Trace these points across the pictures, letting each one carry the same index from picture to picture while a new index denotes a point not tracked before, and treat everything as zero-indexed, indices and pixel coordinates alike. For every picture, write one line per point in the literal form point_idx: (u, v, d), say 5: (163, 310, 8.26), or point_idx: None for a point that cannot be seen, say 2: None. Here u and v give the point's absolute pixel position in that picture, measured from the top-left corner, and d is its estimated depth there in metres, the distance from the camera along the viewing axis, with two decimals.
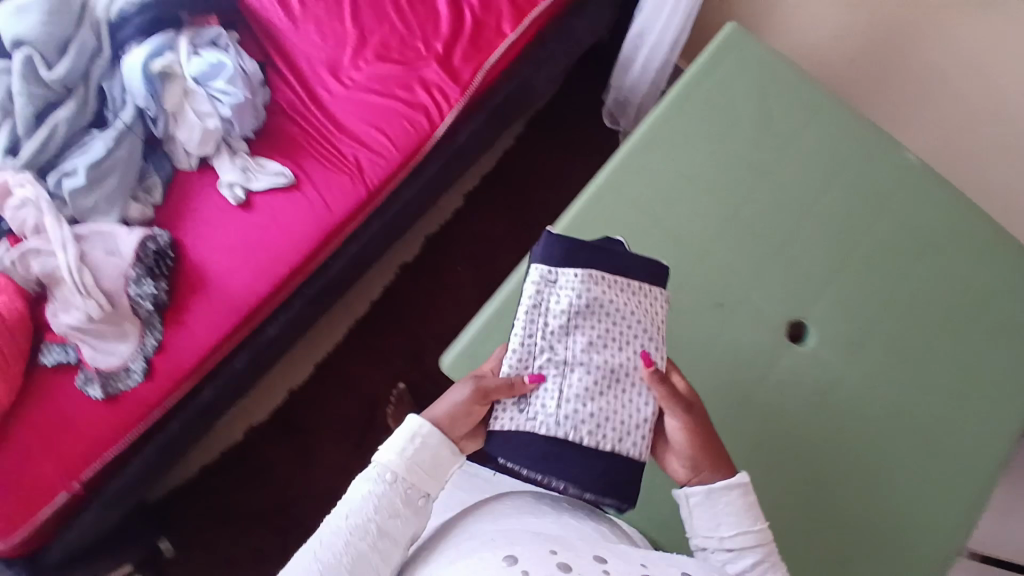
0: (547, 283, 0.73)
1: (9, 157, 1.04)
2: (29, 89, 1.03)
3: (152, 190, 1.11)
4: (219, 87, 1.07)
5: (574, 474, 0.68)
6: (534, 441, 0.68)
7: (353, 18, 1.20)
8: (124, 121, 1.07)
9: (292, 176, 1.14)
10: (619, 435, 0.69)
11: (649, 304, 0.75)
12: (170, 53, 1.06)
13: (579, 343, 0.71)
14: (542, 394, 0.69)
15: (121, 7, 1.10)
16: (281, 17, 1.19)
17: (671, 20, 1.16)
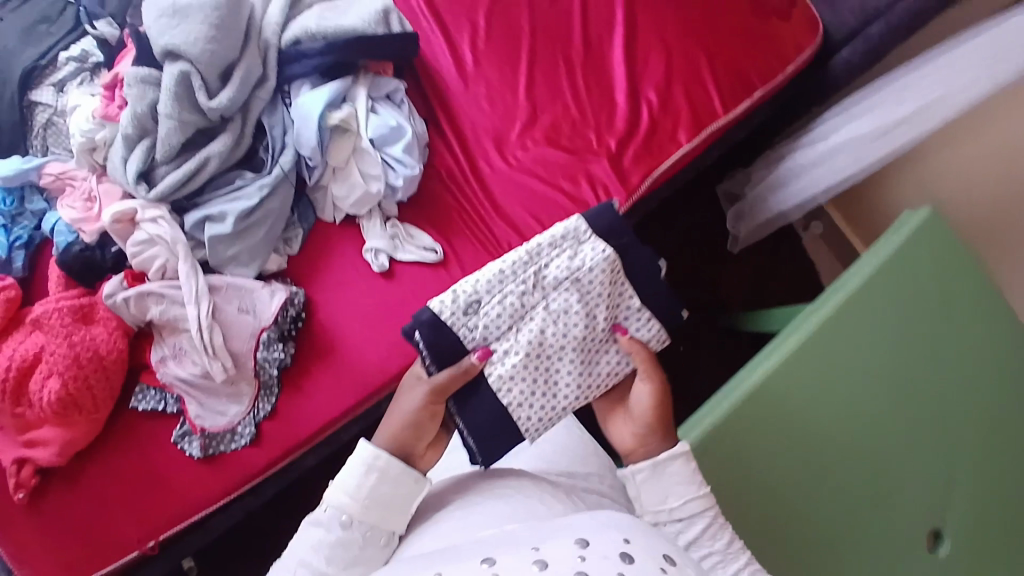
0: (573, 240, 0.80)
1: (143, 185, 0.90)
2: (182, 116, 0.87)
3: (291, 241, 1.02)
4: (393, 153, 0.97)
5: (467, 400, 0.79)
6: (454, 342, 0.78)
7: (526, 89, 1.14)
8: (282, 169, 0.94)
9: (442, 253, 1.05)
10: (519, 401, 0.81)
11: (639, 326, 0.84)
12: (349, 106, 0.95)
13: (553, 305, 0.80)
14: (488, 315, 0.79)
15: (297, 35, 0.95)
16: (454, 75, 1.13)
17: (837, 168, 1.17)
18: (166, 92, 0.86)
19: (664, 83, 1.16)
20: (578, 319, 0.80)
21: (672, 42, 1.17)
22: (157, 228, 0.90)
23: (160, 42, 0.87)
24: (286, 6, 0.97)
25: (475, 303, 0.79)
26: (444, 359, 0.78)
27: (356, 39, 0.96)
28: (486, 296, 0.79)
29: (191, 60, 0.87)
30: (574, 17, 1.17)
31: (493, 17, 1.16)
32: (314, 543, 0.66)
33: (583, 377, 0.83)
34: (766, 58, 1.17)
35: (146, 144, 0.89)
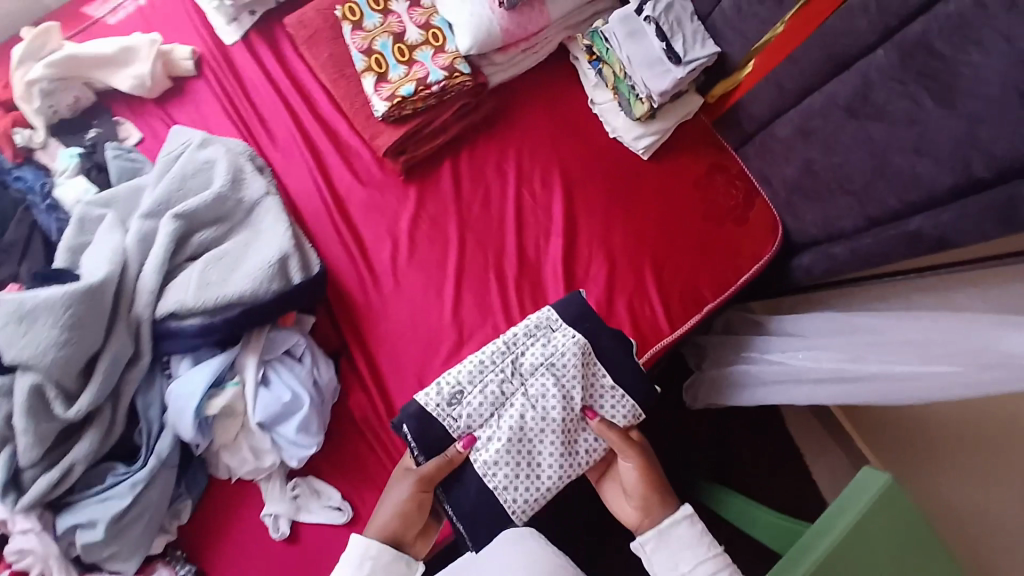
0: (543, 329, 0.87)
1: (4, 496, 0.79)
2: (36, 429, 0.76)
3: (180, 512, 0.91)
4: (287, 432, 0.85)
5: (459, 490, 0.84)
6: (441, 434, 0.83)
7: (453, 308, 1.01)
8: (158, 457, 0.83)
9: (352, 513, 0.93)
10: (505, 484, 0.84)
11: (613, 403, 0.87)
12: (232, 385, 0.84)
13: (534, 387, 0.85)
14: (471, 406, 0.84)
15: (171, 308, 0.83)
16: (369, 296, 1.01)
17: (794, 393, 1.04)
18: (17, 408, 0.75)
19: (605, 297, 1.03)
20: (557, 405, 0.84)
21: (615, 251, 1.05)
22: (13, 551, 0.80)
23: (2, 349, 0.75)
24: (162, 262, 0.85)
25: (458, 394, 0.84)
26: (432, 451, 0.83)
27: (244, 308, 0.85)
28: (468, 387, 0.84)
29: (41, 370, 0.75)
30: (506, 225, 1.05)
31: (416, 228, 1.04)
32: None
33: (566, 459, 0.86)
34: (718, 267, 1.06)
35: (5, 453, 0.79)
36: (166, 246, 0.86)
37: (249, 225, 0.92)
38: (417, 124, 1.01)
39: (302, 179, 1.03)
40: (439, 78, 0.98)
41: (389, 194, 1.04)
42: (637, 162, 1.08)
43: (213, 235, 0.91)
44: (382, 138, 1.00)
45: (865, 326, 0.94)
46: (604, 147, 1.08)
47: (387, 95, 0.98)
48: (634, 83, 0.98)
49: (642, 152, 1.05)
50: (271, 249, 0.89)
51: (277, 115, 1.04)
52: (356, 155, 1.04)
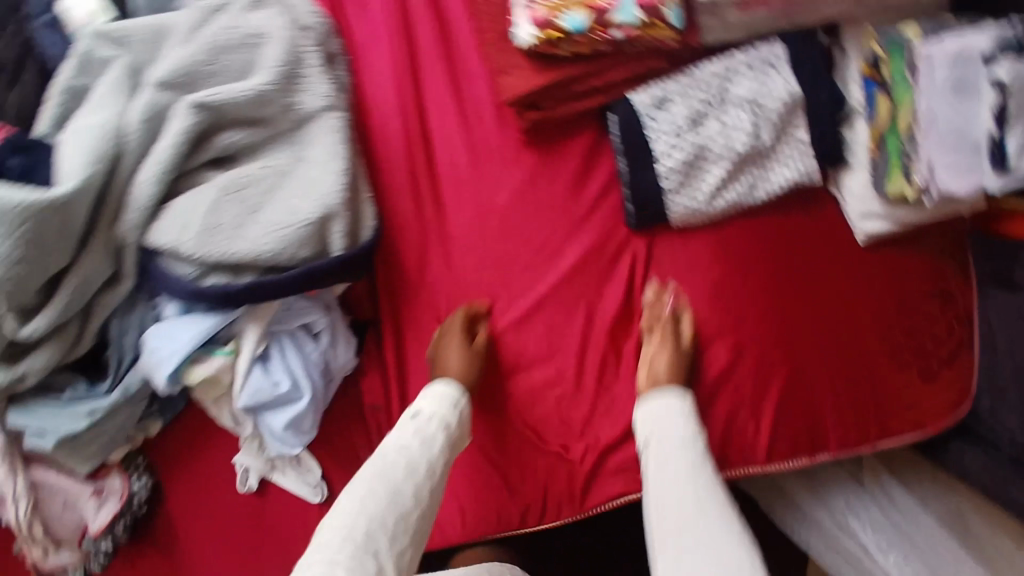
0: (766, 66, 0.66)
1: None
2: None
3: (150, 426, 0.79)
4: (274, 422, 0.70)
5: (635, 174, 0.70)
6: (634, 126, 0.68)
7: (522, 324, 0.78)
8: (125, 389, 0.69)
9: (327, 495, 0.82)
10: (677, 186, 0.69)
11: (792, 159, 0.69)
12: (222, 354, 0.67)
13: (735, 117, 0.67)
14: (669, 113, 0.67)
15: (165, 244, 0.63)
16: (422, 264, 0.77)
17: None
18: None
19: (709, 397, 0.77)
20: (748, 140, 0.67)
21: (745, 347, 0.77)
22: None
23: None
24: (163, 174, 0.63)
25: (664, 99, 0.67)
26: (628, 136, 0.68)
27: (252, 285, 0.64)
28: (677, 96, 0.67)
29: None
30: (630, 257, 0.76)
31: (514, 208, 0.75)
32: (408, 454, 0.63)
33: (742, 190, 0.70)
34: (865, 423, 0.78)
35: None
36: (175, 152, 0.62)
37: (295, 145, 0.67)
38: (571, 76, 0.67)
39: (387, 84, 0.73)
40: (628, 21, 0.62)
41: (493, 159, 0.74)
42: (831, 248, 0.75)
43: (243, 141, 0.66)
44: (510, 81, 0.67)
45: None
46: (802, 208, 0.73)
47: (542, 18, 0.63)
48: (913, 155, 0.64)
49: (860, 235, 0.71)
50: (308, 204, 0.65)
51: None
52: (472, 88, 0.74)
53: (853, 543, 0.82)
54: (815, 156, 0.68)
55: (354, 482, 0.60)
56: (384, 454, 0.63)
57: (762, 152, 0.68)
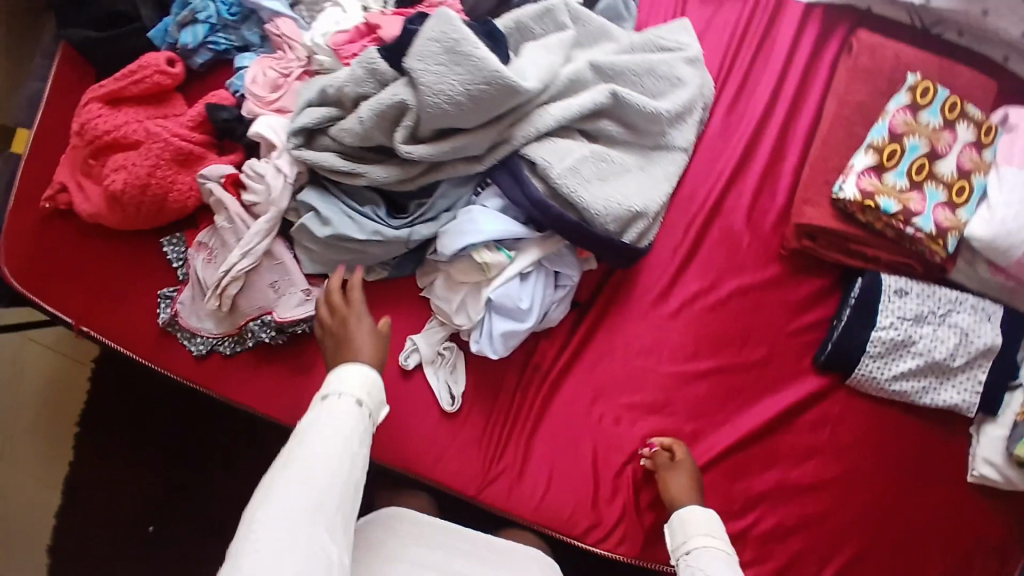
0: (987, 316, 0.85)
1: (300, 138, 0.82)
2: (370, 132, 0.76)
3: (375, 269, 0.94)
4: (495, 326, 0.84)
5: (848, 327, 0.87)
6: (872, 295, 0.86)
7: (688, 379, 0.93)
8: (412, 233, 0.83)
9: (458, 409, 0.93)
10: (874, 354, 0.87)
11: (964, 390, 0.86)
12: (505, 255, 0.81)
13: (946, 336, 0.85)
14: (902, 304, 0.86)
15: (536, 160, 0.79)
16: (650, 295, 0.93)
17: None
18: (374, 104, 0.74)
19: (789, 526, 0.90)
20: (945, 355, 0.85)
21: (842, 504, 0.90)
22: (274, 177, 0.84)
23: (412, 56, 0.72)
24: (565, 118, 0.80)
25: (903, 292, 0.86)
26: (863, 301, 0.86)
27: (578, 220, 0.80)
28: (914, 296, 0.86)
29: (421, 106, 0.73)
30: (798, 381, 0.92)
31: (738, 297, 0.92)
32: (343, 428, 0.67)
33: (916, 388, 0.86)
34: None
35: (330, 113, 0.79)
36: (582, 110, 0.80)
37: (645, 158, 0.85)
38: (855, 234, 0.85)
39: (715, 161, 0.92)
40: (924, 227, 0.80)
41: (747, 255, 0.92)
42: (946, 474, 0.89)
43: (616, 133, 0.83)
44: (811, 211, 0.85)
45: None
46: (940, 430, 0.89)
47: (866, 188, 0.82)
48: None
49: (970, 474, 0.88)
50: (641, 198, 0.82)
51: (756, 95, 0.91)
52: (766, 197, 0.92)
53: None
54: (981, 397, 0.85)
55: (289, 475, 0.63)
56: (318, 434, 0.66)
57: (947, 371, 0.85)
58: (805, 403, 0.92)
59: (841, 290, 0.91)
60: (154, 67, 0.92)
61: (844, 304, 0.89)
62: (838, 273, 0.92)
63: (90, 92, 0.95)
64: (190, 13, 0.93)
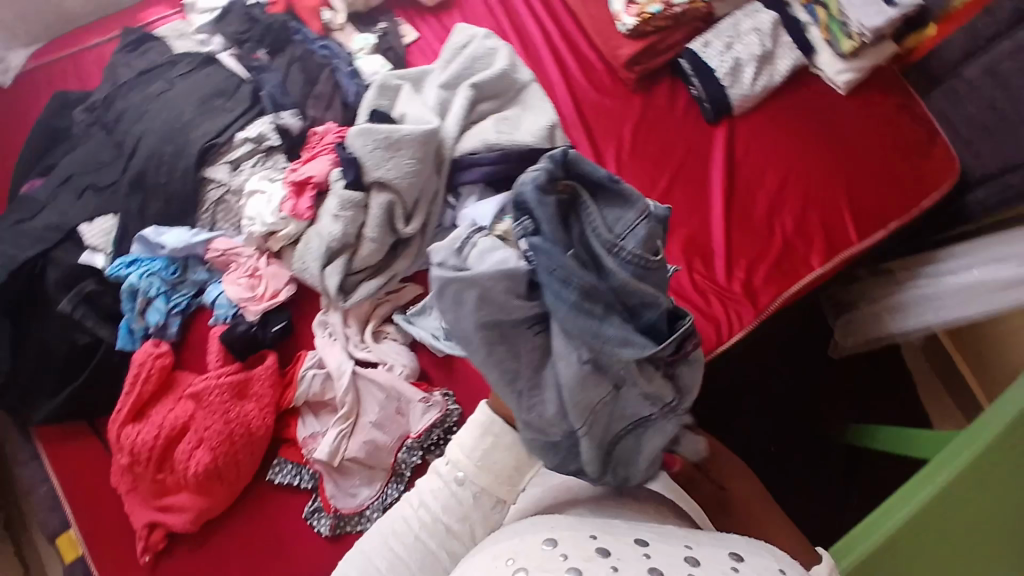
0: (753, 12, 1.23)
1: (339, 295, 0.98)
2: (382, 238, 0.96)
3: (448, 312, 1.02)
4: None
5: (704, 84, 1.19)
6: (695, 59, 1.20)
7: (666, 199, 1.16)
8: None
9: None
10: (731, 83, 1.19)
11: (787, 55, 1.23)
12: None
13: (750, 40, 1.21)
14: (712, 47, 1.20)
15: (473, 148, 1.01)
16: None
17: (961, 309, 1.21)
18: (374, 220, 0.94)
19: (799, 212, 1.18)
20: (761, 48, 1.21)
21: (807, 172, 1.20)
22: (333, 341, 1.00)
23: (370, 168, 0.94)
24: (461, 119, 1.03)
25: (706, 43, 1.20)
26: (695, 64, 1.20)
27: (523, 152, 1.01)
28: (713, 40, 1.21)
29: (398, 191, 0.94)
30: (716, 138, 1.21)
31: (639, 127, 1.20)
32: (441, 497, 0.72)
33: (766, 77, 1.21)
34: (913, 196, 1.20)
35: (343, 261, 0.96)
36: (465, 107, 1.04)
37: (522, 102, 1.10)
38: (656, 38, 1.20)
39: (551, 74, 1.21)
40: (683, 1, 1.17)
41: (619, 102, 1.21)
42: (831, 100, 1.24)
43: (492, 106, 1.08)
44: (626, 46, 1.19)
45: None
46: (801, 84, 1.25)
47: (635, 13, 1.18)
48: (847, 23, 1.17)
49: (841, 89, 1.23)
50: (543, 118, 1.06)
51: (531, 28, 1.24)
52: (592, 68, 1.22)
53: (929, 283, 1.27)
54: (800, 45, 1.24)
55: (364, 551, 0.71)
56: (388, 524, 0.72)
57: (770, 54, 1.21)
58: (732, 142, 1.21)
59: (677, 75, 1.24)
60: (148, 357, 0.99)
61: (688, 77, 1.21)
62: (669, 70, 1.24)
63: (113, 424, 0.98)
64: (143, 297, 1.02)
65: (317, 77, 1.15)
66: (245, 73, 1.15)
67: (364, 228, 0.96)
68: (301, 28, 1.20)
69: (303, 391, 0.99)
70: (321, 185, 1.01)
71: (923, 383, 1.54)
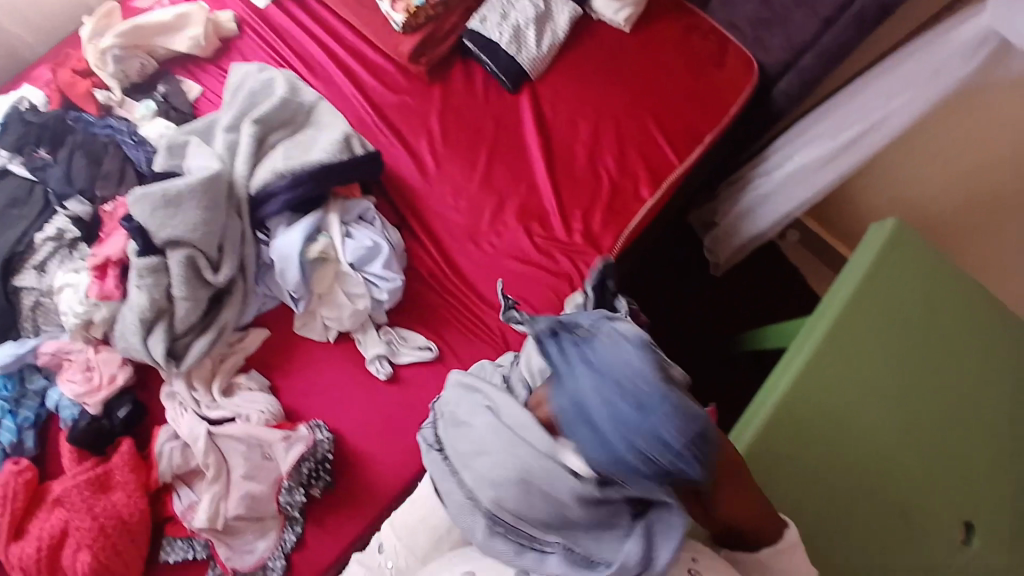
0: None
1: (171, 361, 0.99)
2: (192, 292, 0.98)
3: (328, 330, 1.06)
4: (376, 271, 1.04)
5: (493, 57, 1.22)
6: (477, 36, 1.23)
7: (488, 175, 1.18)
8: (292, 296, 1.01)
9: (435, 349, 1.07)
10: (517, 49, 1.22)
11: (562, 10, 1.28)
12: (325, 236, 1.02)
13: (524, 6, 1.25)
14: (490, 20, 1.24)
15: (266, 179, 1.05)
16: (415, 174, 1.17)
17: (799, 187, 1.24)
18: (177, 277, 0.97)
19: (617, 149, 1.20)
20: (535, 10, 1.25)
21: (613, 112, 1.23)
22: (182, 409, 1.00)
23: (156, 229, 0.96)
24: (249, 157, 1.07)
25: (483, 20, 1.24)
26: (478, 41, 1.23)
27: (314, 170, 1.04)
28: (489, 15, 1.25)
29: (193, 243, 0.97)
30: (520, 103, 1.24)
31: (443, 114, 1.21)
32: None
33: (549, 35, 1.25)
34: (719, 104, 1.25)
35: (161, 327, 0.98)
36: (250, 144, 1.07)
37: (313, 122, 1.14)
38: (433, 29, 1.23)
39: (344, 90, 1.22)
40: None
41: (418, 97, 1.22)
42: (617, 40, 1.29)
43: (283, 135, 1.11)
44: (406, 43, 1.21)
45: (841, 111, 1.13)
46: (587, 32, 1.30)
47: (403, 9, 1.21)
48: None
49: (623, 26, 1.28)
50: (335, 131, 1.08)
51: (315, 51, 1.26)
52: (382, 73, 1.24)
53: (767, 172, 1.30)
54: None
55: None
56: None
57: (546, 14, 1.26)
58: (536, 103, 1.24)
59: (468, 57, 1.27)
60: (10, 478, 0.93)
61: (477, 56, 1.24)
62: (459, 54, 1.27)
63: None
64: None
65: (102, 156, 1.15)
66: (31, 175, 1.13)
67: (171, 290, 0.98)
68: (79, 114, 1.18)
69: (167, 466, 0.97)
70: (122, 261, 1.02)
71: (813, 274, 1.58)
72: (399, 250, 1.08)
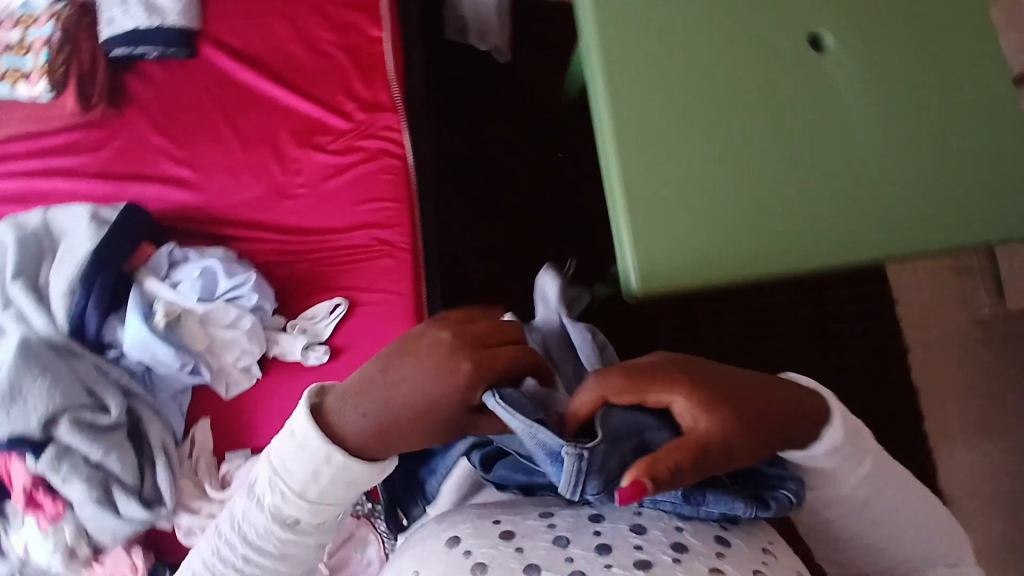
0: None
1: (155, 506, 0.96)
2: (109, 442, 0.95)
3: (249, 369, 1.01)
4: (227, 288, 0.98)
5: (149, 41, 1.08)
6: (120, 37, 1.09)
7: (243, 137, 1.08)
8: (186, 368, 0.97)
9: (340, 298, 1.04)
10: (161, 17, 1.09)
11: None
12: (157, 301, 0.97)
13: None
14: (117, 17, 1.10)
15: (68, 306, 0.98)
16: (184, 193, 1.06)
17: None
18: (84, 443, 0.93)
19: (324, 20, 1.12)
20: None
21: None
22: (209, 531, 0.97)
23: (26, 423, 0.91)
24: (40, 306, 0.99)
25: (111, 20, 1.10)
26: (125, 41, 1.09)
27: (92, 262, 0.97)
28: (113, 13, 1.10)
29: (65, 405, 0.93)
30: (210, 56, 1.11)
31: (158, 127, 1.09)
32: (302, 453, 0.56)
33: None
34: None
35: (119, 486, 0.95)
36: (31, 296, 1.00)
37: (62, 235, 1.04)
38: (75, 66, 1.08)
39: (57, 187, 1.08)
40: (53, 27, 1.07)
41: (123, 134, 1.09)
42: None
43: (49, 265, 1.02)
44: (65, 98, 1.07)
45: None
46: None
47: (38, 75, 1.06)
48: None
49: None
50: (80, 219, 1.01)
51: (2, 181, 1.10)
52: (76, 144, 1.10)
53: None
54: None
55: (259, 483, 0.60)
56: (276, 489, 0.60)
57: None
58: (223, 45, 1.11)
59: (133, 65, 1.13)
60: None
61: (139, 55, 1.11)
62: (123, 69, 1.13)
63: None
64: None
65: None
66: None
67: (92, 456, 0.94)
68: None
69: None
70: (35, 477, 0.94)
71: None
72: (232, 257, 1.01)
